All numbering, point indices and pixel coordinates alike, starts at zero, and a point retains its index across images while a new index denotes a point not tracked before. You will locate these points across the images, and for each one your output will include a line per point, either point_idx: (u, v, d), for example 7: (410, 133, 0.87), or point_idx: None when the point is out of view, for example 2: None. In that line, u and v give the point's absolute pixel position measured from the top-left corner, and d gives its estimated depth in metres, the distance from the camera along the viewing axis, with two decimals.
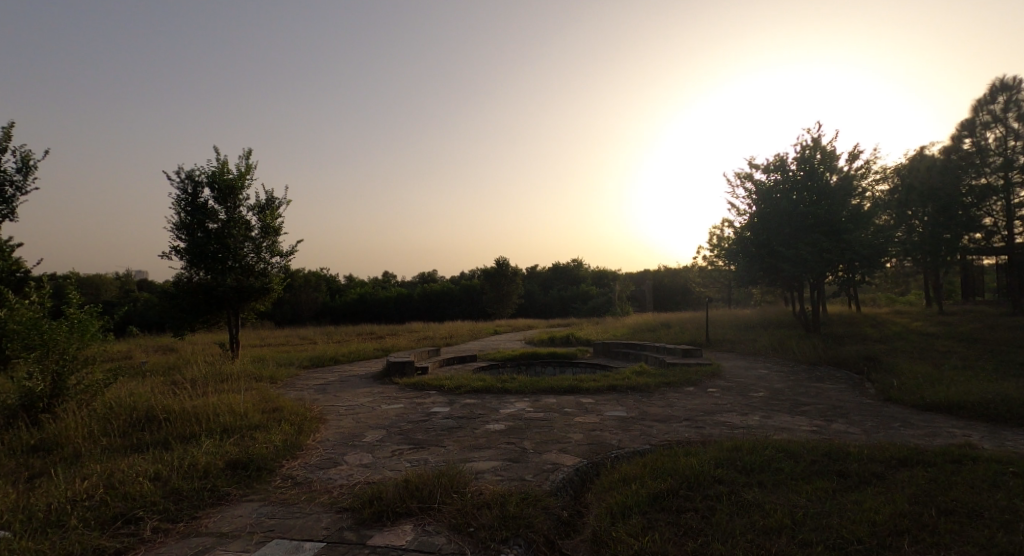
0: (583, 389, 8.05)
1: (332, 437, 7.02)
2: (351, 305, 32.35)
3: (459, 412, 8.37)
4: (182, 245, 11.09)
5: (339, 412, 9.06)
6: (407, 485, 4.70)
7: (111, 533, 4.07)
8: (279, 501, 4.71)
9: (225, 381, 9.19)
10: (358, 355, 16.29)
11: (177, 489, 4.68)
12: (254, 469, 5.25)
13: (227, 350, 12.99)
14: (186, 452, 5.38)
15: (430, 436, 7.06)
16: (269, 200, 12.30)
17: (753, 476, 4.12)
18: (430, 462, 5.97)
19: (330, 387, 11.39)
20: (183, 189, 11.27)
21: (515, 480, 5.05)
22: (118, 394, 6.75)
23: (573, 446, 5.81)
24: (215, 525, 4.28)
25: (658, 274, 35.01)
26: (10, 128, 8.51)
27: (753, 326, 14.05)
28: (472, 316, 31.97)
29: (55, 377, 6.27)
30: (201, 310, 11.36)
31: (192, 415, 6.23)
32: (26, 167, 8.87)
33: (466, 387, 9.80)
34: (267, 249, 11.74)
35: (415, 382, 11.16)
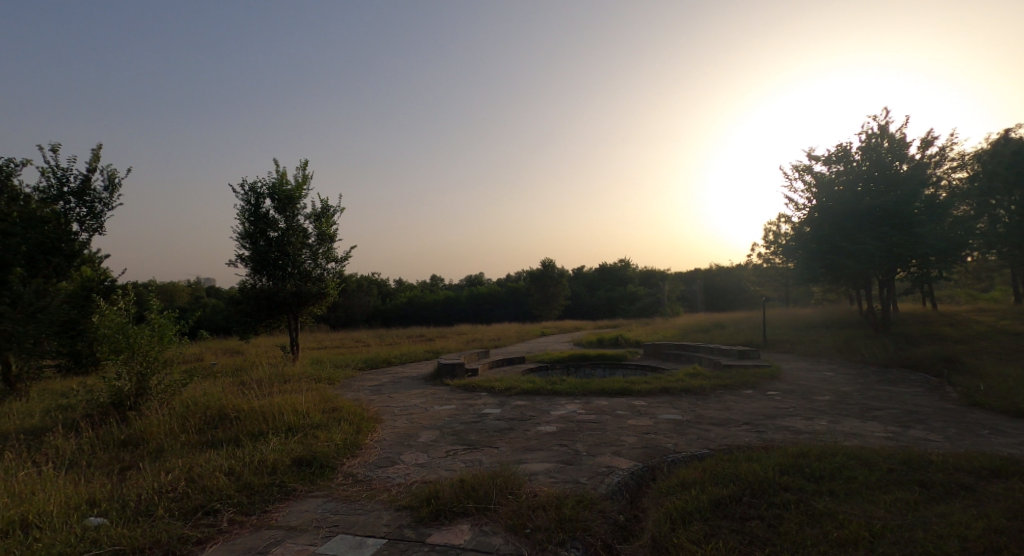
0: (635, 392, 7.98)
1: (388, 437, 7.21)
2: (401, 308, 33.05)
3: (510, 414, 8.44)
4: (245, 253, 11.62)
5: (394, 413, 9.28)
6: (463, 485, 4.80)
7: (192, 524, 4.32)
8: (342, 498, 4.89)
9: (287, 382, 9.57)
10: (410, 357, 16.64)
11: (249, 483, 4.91)
12: (318, 466, 5.47)
13: (287, 351, 13.52)
14: (255, 449, 5.65)
15: (483, 437, 7.16)
16: (324, 207, 12.74)
17: (822, 483, 4.00)
18: (484, 463, 6.06)
19: (385, 388, 11.68)
20: (245, 200, 11.80)
21: (569, 483, 5.06)
22: (193, 394, 7.16)
23: (627, 449, 5.78)
24: (284, 519, 4.48)
25: (710, 273, 34.12)
26: (98, 150, 9.12)
27: (814, 327, 13.57)
28: (520, 318, 32.09)
29: (140, 378, 6.69)
30: (264, 314, 11.84)
31: (260, 414, 6.53)
32: (113, 184, 9.49)
33: (517, 389, 9.88)
34: (323, 255, 12.15)
35: (467, 384, 11.29)
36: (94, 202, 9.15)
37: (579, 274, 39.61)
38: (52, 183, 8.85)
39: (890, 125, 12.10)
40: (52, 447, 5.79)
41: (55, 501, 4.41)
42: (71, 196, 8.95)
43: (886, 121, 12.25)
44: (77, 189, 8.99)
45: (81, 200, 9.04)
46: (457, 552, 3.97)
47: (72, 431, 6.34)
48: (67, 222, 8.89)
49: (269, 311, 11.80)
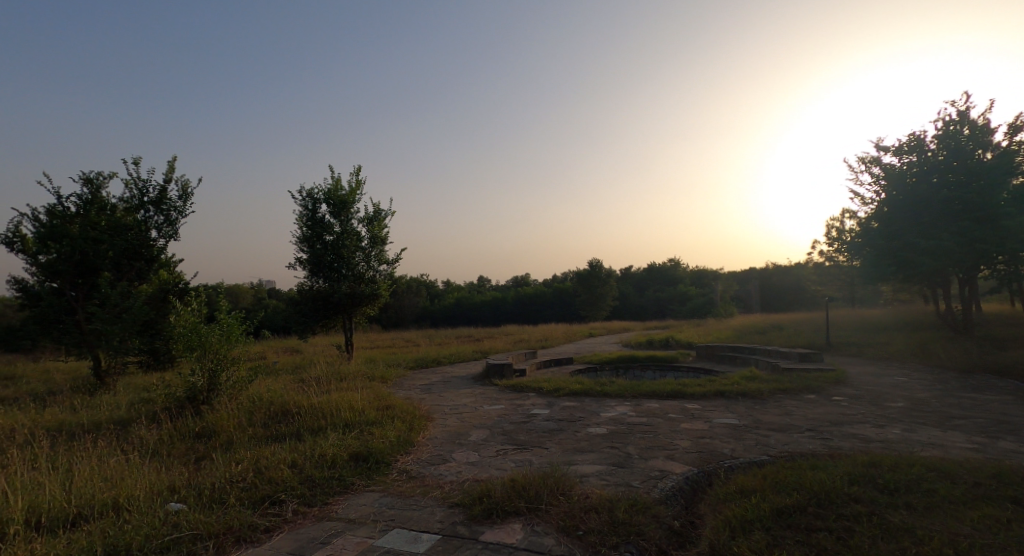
0: (688, 395, 7.85)
1: (440, 435, 7.34)
2: (450, 309, 33.46)
3: (559, 415, 8.44)
4: (303, 256, 12.06)
5: (444, 411, 9.42)
6: (514, 484, 4.85)
7: (260, 512, 4.53)
8: (397, 494, 5.01)
9: (343, 379, 9.87)
10: (459, 357, 16.84)
11: (310, 476, 5.11)
12: (373, 461, 5.63)
13: (342, 350, 13.94)
14: (316, 443, 5.87)
15: (532, 438, 7.19)
16: (376, 211, 13.07)
17: (897, 496, 3.84)
18: (535, 463, 6.09)
19: (435, 387, 11.86)
20: (303, 206, 12.26)
21: (621, 487, 5.04)
22: (259, 389, 7.52)
23: (681, 453, 5.70)
24: (344, 511, 4.64)
25: (767, 272, 33.06)
26: (173, 161, 9.66)
27: (884, 329, 12.97)
28: (568, 318, 31.96)
29: (211, 373, 7.06)
30: (321, 314, 12.23)
31: (319, 410, 6.77)
32: (186, 194, 10.02)
33: (565, 390, 9.86)
34: (376, 257, 12.47)
35: (516, 384, 11.35)
36: (171, 210, 9.67)
37: (628, 274, 39.13)
38: (134, 193, 9.42)
39: (972, 110, 11.37)
40: (134, 437, 6.21)
41: (140, 486, 4.73)
42: (151, 205, 9.50)
43: (968, 106, 11.50)
44: (155, 198, 9.53)
45: (159, 208, 9.58)
46: (510, 552, 4.01)
47: (151, 422, 6.77)
48: (147, 229, 9.44)
49: (325, 312, 12.21)
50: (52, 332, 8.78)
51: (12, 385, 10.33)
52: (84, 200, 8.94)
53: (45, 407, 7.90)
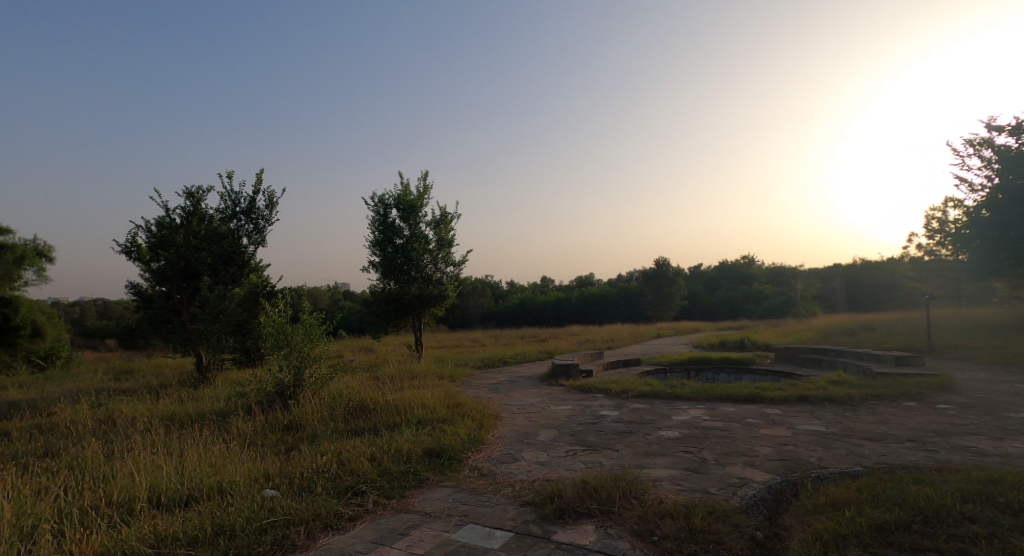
0: (768, 399, 7.51)
1: (509, 434, 7.36)
2: (514, 309, 33.58)
3: (628, 417, 8.29)
4: (375, 259, 12.45)
5: (512, 410, 9.46)
6: (586, 486, 4.78)
7: (344, 501, 4.69)
8: (470, 490, 5.06)
9: (414, 378, 10.09)
10: (525, 357, 16.88)
11: (389, 470, 5.25)
12: (446, 458, 5.71)
13: (412, 350, 14.28)
14: (392, 438, 6.03)
15: (601, 439, 7.09)
16: (443, 215, 13.32)
17: (1021, 517, 3.49)
18: (605, 465, 6.00)
19: (502, 387, 11.92)
20: (374, 211, 12.65)
21: (698, 493, 4.87)
22: (338, 386, 7.82)
23: (762, 460, 5.45)
24: (420, 505, 4.73)
25: (854, 269, 31.21)
26: (261, 173, 10.18)
27: (993, 331, 11.92)
28: (634, 318, 31.41)
29: (297, 369, 7.48)
30: (392, 315, 12.58)
31: (393, 407, 6.96)
32: (272, 204, 10.56)
33: (634, 391, 9.68)
34: (443, 260, 12.69)
35: (584, 385, 11.25)
36: (260, 219, 10.20)
37: (698, 272, 37.99)
38: (227, 204, 10.00)
39: None
40: (232, 428, 6.62)
41: (240, 473, 5.07)
42: (242, 215, 10.07)
43: None
44: (246, 208, 10.09)
45: (249, 218, 10.14)
46: (583, 553, 3.96)
47: (245, 414, 7.20)
48: (239, 238, 10.02)
49: (396, 313, 12.54)
50: (163, 331, 9.55)
51: (128, 378, 11.30)
52: (186, 212, 9.58)
53: (156, 398, 8.57)
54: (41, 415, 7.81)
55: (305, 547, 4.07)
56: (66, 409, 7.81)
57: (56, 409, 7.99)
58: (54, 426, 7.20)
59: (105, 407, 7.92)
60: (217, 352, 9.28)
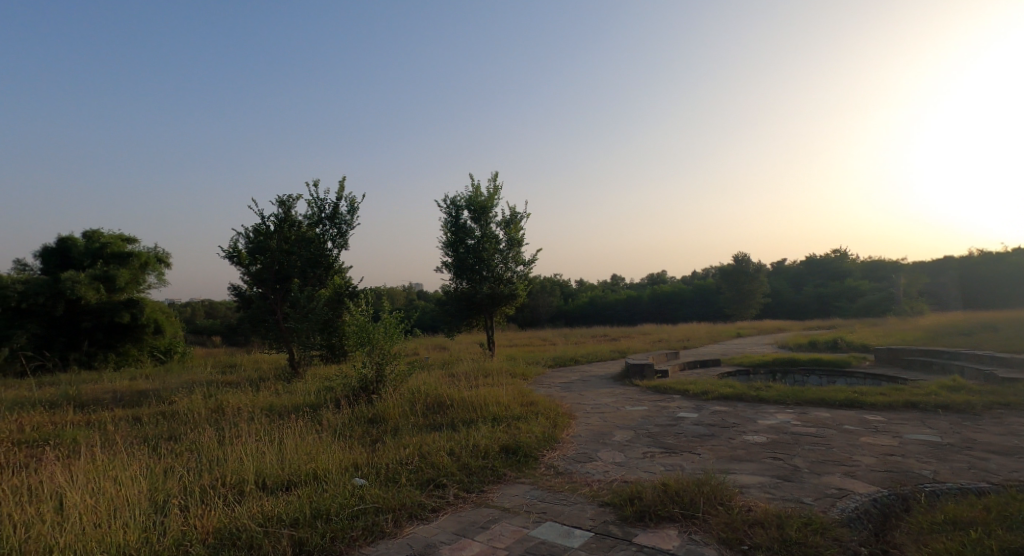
0: (868, 405, 6.96)
1: (584, 433, 7.22)
2: (585, 307, 33.21)
3: (709, 420, 7.93)
4: (448, 260, 12.63)
5: (586, 410, 9.29)
6: (667, 489, 4.57)
7: (427, 493, 4.87)
8: (547, 488, 5.01)
9: (488, 376, 10.13)
10: (598, 357, 16.61)
11: (468, 465, 5.34)
12: (523, 455, 5.71)
13: (485, 348, 14.38)
14: (469, 434, 6.09)
15: (681, 442, 6.80)
16: (513, 216, 13.32)
17: None
18: (687, 468, 5.76)
19: (575, 386, 11.78)
20: (446, 213, 12.83)
21: (792, 502, 4.55)
22: (417, 383, 8.02)
23: (865, 471, 5.03)
24: (499, 500, 4.79)
25: (969, 262, 28.79)
26: (344, 180, 10.52)
27: None
28: (711, 317, 30.30)
29: (378, 366, 7.75)
30: (465, 314, 12.72)
31: (469, 403, 7.01)
32: (354, 209, 10.89)
33: (714, 393, 9.28)
34: (513, 259, 12.68)
35: (659, 386, 10.90)
36: (343, 224, 10.55)
37: (782, 267, 36.12)
38: (314, 210, 10.41)
39: None
40: (322, 420, 6.87)
41: (333, 462, 5.34)
42: (327, 221, 10.45)
43: None
44: (331, 214, 10.47)
45: (333, 222, 10.49)
46: None
47: (334, 407, 7.47)
48: (324, 241, 10.38)
49: (468, 312, 12.67)
50: (261, 329, 10.12)
51: (232, 371, 12.08)
52: (278, 219, 10.05)
53: (256, 390, 9.06)
54: (164, 403, 8.45)
55: (392, 535, 4.25)
56: (184, 398, 8.41)
57: (175, 398, 8.63)
58: (175, 412, 7.76)
59: (215, 396, 8.48)
60: (305, 348, 9.71)
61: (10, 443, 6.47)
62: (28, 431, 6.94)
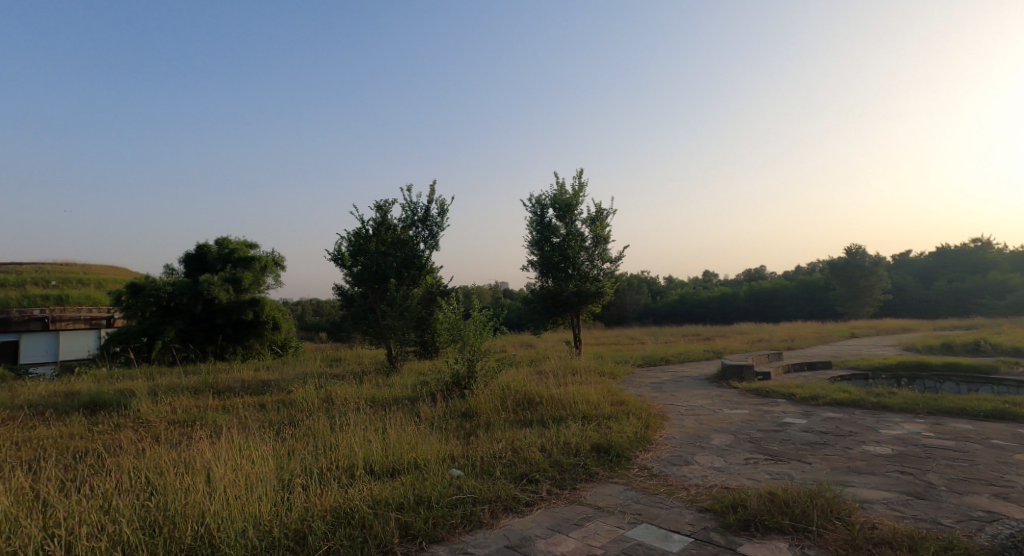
0: (1019, 420, 6.15)
1: (678, 436, 6.97)
2: (676, 306, 32.09)
3: (821, 427, 7.32)
4: (534, 259, 12.57)
5: (679, 411, 8.89)
6: (775, 498, 4.32)
7: (521, 487, 5.09)
8: (642, 489, 5.12)
9: (576, 374, 10.00)
10: (692, 358, 15.92)
11: (559, 462, 5.59)
12: (614, 454, 5.91)
13: (573, 346, 14.20)
14: (559, 431, 6.36)
15: (788, 449, 6.31)
16: (598, 212, 13.04)
17: None
18: (797, 478, 5.34)
19: (667, 386, 11.34)
20: (532, 212, 12.77)
21: (928, 523, 4.05)
22: (508, 379, 8.19)
23: (1019, 494, 4.42)
24: (592, 498, 4.97)
25: None
26: (434, 184, 10.76)
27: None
28: (818, 315, 28.35)
29: (470, 362, 7.97)
30: (551, 312, 12.58)
31: (559, 400, 7.27)
32: (443, 212, 11.10)
33: (825, 398, 8.59)
34: (599, 257, 12.42)
35: (761, 388, 10.27)
36: (434, 226, 10.76)
37: (905, 261, 33.20)
38: (407, 214, 10.67)
39: None
40: (420, 413, 7.10)
41: (431, 452, 5.63)
42: (419, 223, 10.69)
43: None
44: (422, 216, 10.69)
45: (425, 225, 10.72)
46: None
47: (429, 400, 7.69)
48: (416, 243, 10.62)
49: (555, 310, 12.56)
50: (361, 326, 10.54)
51: (339, 364, 12.69)
52: (374, 222, 10.39)
53: (359, 382, 9.42)
54: (282, 392, 8.98)
55: (489, 525, 4.49)
56: (299, 388, 8.93)
57: (292, 387, 9.19)
58: (294, 400, 8.22)
59: (326, 387, 8.93)
60: (401, 344, 10.05)
61: (165, 421, 7.15)
62: (177, 412, 7.65)
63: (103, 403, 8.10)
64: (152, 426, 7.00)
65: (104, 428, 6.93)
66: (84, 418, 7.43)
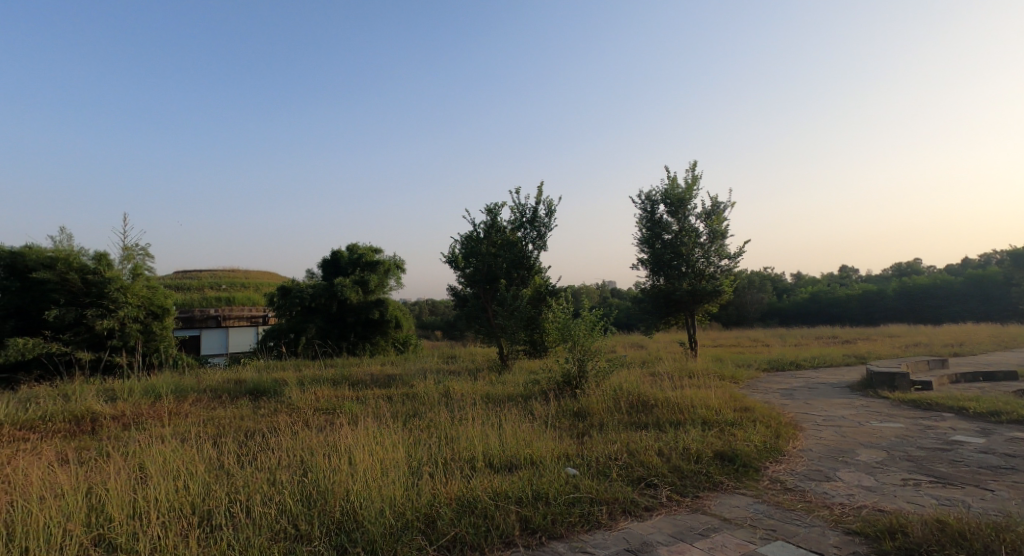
0: None
1: (816, 448, 6.19)
2: (806, 304, 29.57)
3: (1002, 448, 6.18)
4: (645, 257, 11.95)
5: (816, 421, 7.97)
6: (947, 528, 3.71)
7: (639, 491, 4.77)
8: (774, 503, 4.62)
9: (692, 376, 9.36)
10: (829, 363, 14.41)
11: (679, 467, 5.16)
12: (741, 464, 5.36)
13: (687, 347, 13.36)
14: (678, 436, 5.90)
15: (957, 470, 5.37)
16: (714, 206, 12.14)
17: None
18: (970, 504, 4.52)
19: (799, 393, 10.29)
20: (642, 209, 12.16)
21: None
22: (618, 380, 7.88)
23: None
24: (717, 508, 4.54)
25: None
26: (542, 185, 10.52)
27: None
28: (989, 316, 24.69)
29: (580, 362, 7.75)
30: (663, 311, 11.90)
31: (677, 405, 6.84)
32: (550, 213, 10.85)
33: (1008, 416, 7.27)
34: (716, 253, 11.54)
35: (917, 399, 8.98)
36: (542, 226, 10.51)
37: None
38: (516, 215, 10.50)
39: None
40: (534, 411, 6.89)
41: (546, 449, 5.38)
42: (528, 224, 10.50)
43: None
44: (530, 218, 10.48)
45: (533, 226, 10.50)
46: None
47: (542, 399, 7.53)
48: (524, 244, 10.44)
49: (667, 310, 11.84)
50: (474, 326, 10.54)
51: (454, 361, 12.91)
52: (484, 224, 10.32)
53: (474, 379, 9.39)
54: (406, 386, 9.14)
55: (608, 526, 4.25)
56: (421, 382, 9.03)
57: (413, 381, 9.35)
58: (416, 393, 8.32)
59: (443, 382, 8.97)
60: (512, 343, 9.91)
61: (311, 408, 7.49)
62: (321, 400, 8.00)
63: (263, 389, 8.68)
64: (301, 411, 7.37)
65: (264, 411, 7.40)
66: (249, 403, 8.00)
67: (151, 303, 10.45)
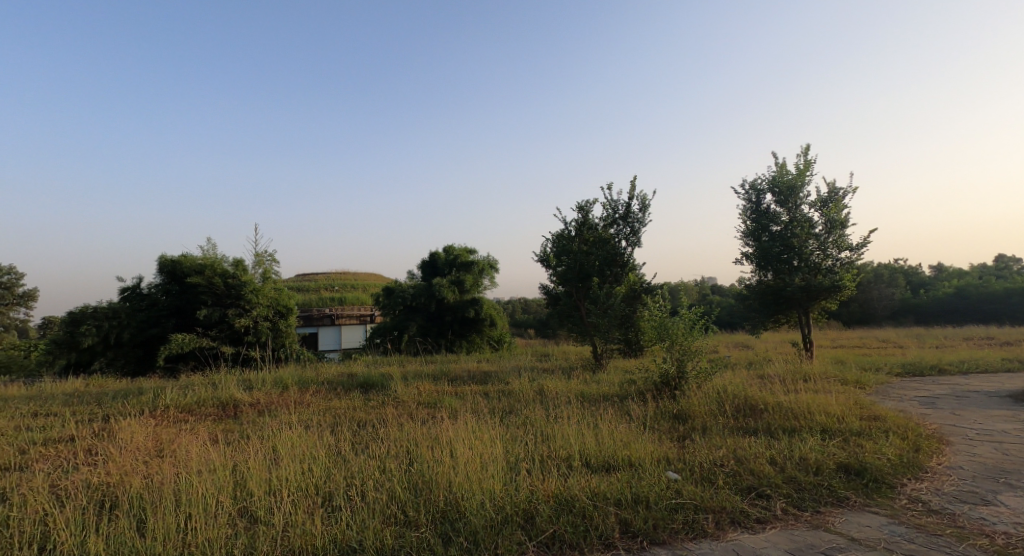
0: None
1: (966, 464, 4.98)
2: (944, 301, 26.24)
3: None
4: (749, 251, 10.76)
5: (966, 434, 6.62)
6: None
7: (749, 501, 3.94)
8: (917, 527, 3.68)
9: (805, 379, 8.20)
10: (981, 368, 12.35)
11: (794, 477, 4.26)
12: (871, 479, 4.34)
13: (801, 348, 11.95)
14: (792, 443, 4.91)
15: None
16: (831, 192, 10.70)
17: None
18: None
19: (942, 401, 8.76)
20: (747, 199, 10.97)
21: None
22: (722, 382, 6.97)
23: None
24: (843, 527, 3.68)
25: None
26: (633, 178, 9.71)
27: None
28: None
29: (679, 361, 6.88)
30: (773, 309, 10.65)
31: (791, 410, 5.86)
32: (644, 207, 10.02)
33: None
34: (835, 245, 10.08)
35: None
36: (636, 222, 9.69)
37: None
38: (607, 211, 9.76)
39: None
40: (629, 412, 6.18)
41: (644, 451, 4.65)
42: (620, 220, 9.72)
43: None
44: (622, 213, 9.70)
45: (626, 222, 9.70)
46: None
47: (638, 400, 6.81)
48: (617, 241, 9.67)
49: (778, 307, 10.59)
50: (566, 325, 9.90)
51: (547, 359, 12.37)
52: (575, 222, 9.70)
53: (565, 377, 8.75)
54: (502, 383, 8.68)
55: (716, 537, 3.54)
56: (516, 380, 8.51)
57: (510, 378, 8.88)
58: (511, 390, 7.83)
59: (535, 381, 8.43)
60: (605, 343, 9.20)
61: (414, 402, 7.22)
62: (422, 394, 7.72)
63: (372, 383, 8.52)
64: (405, 405, 7.12)
65: (374, 403, 7.22)
66: (361, 395, 7.86)
67: (278, 303, 10.81)
